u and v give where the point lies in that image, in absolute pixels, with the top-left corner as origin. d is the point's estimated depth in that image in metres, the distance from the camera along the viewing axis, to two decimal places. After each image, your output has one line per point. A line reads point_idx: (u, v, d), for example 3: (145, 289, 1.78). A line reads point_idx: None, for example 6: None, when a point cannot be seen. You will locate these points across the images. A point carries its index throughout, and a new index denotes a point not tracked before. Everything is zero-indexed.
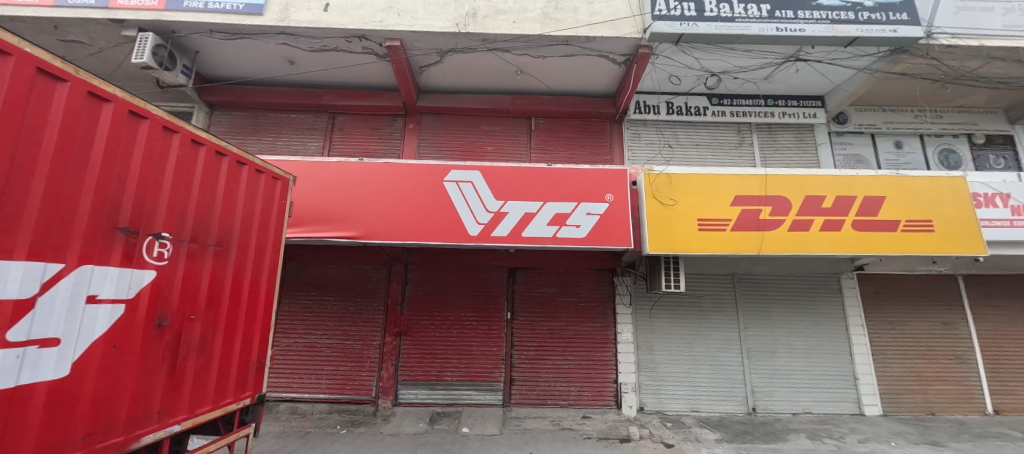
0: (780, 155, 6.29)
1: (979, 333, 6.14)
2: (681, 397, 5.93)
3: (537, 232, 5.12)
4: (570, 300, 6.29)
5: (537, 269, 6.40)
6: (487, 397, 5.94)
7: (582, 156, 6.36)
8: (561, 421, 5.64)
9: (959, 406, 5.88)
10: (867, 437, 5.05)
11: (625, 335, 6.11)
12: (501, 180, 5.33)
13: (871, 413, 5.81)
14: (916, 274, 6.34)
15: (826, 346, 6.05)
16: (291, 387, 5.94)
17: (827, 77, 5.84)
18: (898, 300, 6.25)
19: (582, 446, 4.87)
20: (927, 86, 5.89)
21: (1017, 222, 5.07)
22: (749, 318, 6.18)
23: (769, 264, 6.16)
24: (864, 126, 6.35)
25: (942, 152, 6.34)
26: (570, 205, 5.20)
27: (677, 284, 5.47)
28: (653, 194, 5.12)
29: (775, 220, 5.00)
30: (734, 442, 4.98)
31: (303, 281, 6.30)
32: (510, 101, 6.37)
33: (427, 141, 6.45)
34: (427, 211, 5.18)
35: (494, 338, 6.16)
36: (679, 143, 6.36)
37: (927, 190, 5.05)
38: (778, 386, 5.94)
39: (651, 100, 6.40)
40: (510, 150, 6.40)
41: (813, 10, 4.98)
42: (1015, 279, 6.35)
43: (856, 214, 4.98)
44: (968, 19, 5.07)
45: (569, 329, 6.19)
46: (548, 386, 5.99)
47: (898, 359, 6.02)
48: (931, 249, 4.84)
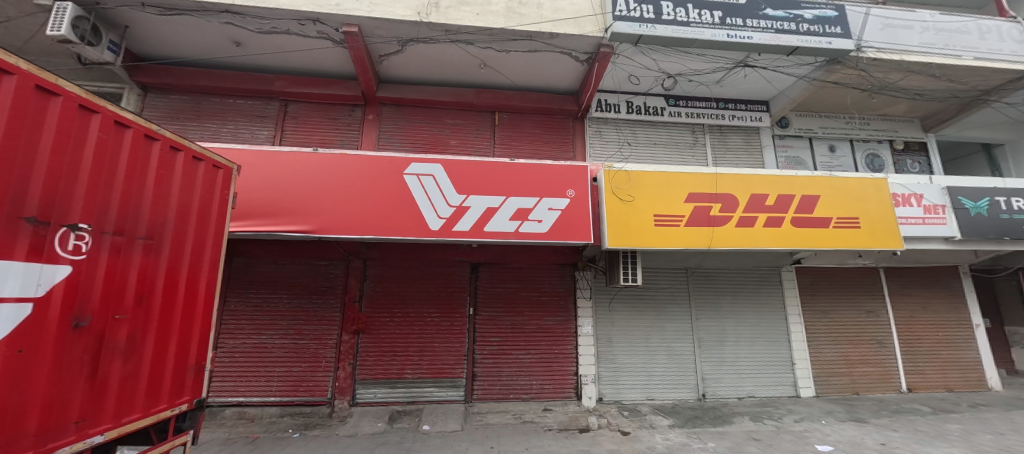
0: (731, 156, 6.64)
1: (897, 320, 6.83)
2: (638, 386, 6.16)
3: (500, 227, 5.11)
4: (532, 295, 6.35)
5: (501, 264, 6.39)
6: (448, 394, 5.90)
7: (545, 151, 6.41)
8: (522, 414, 5.68)
9: (879, 386, 6.52)
10: (802, 417, 5.47)
11: (585, 328, 6.25)
12: (464, 175, 5.26)
13: (805, 395, 6.32)
14: (846, 266, 6.91)
15: (768, 335, 6.50)
16: (238, 391, 5.58)
17: (771, 84, 6.25)
18: (830, 291, 6.83)
19: (542, 438, 4.93)
20: (857, 95, 6.43)
21: (928, 220, 5.66)
22: (700, 309, 6.52)
23: (720, 259, 6.51)
24: (803, 131, 6.86)
25: (868, 156, 6.97)
26: (532, 200, 5.23)
27: (635, 278, 5.65)
28: (613, 191, 5.26)
29: (724, 216, 5.29)
30: (686, 427, 5.23)
31: (251, 278, 5.91)
32: (474, 95, 6.30)
33: (387, 133, 6.25)
34: (386, 205, 5.02)
35: (457, 335, 6.10)
36: (638, 142, 6.56)
37: (855, 190, 5.52)
38: (725, 373, 6.31)
39: (611, 99, 6.57)
40: (473, 144, 6.33)
41: (759, 19, 5.30)
42: (926, 271, 7.12)
43: (795, 211, 5.37)
44: (891, 35, 5.60)
45: (532, 323, 6.24)
46: (510, 381, 6.03)
47: (829, 345, 6.57)
48: (858, 244, 5.31)
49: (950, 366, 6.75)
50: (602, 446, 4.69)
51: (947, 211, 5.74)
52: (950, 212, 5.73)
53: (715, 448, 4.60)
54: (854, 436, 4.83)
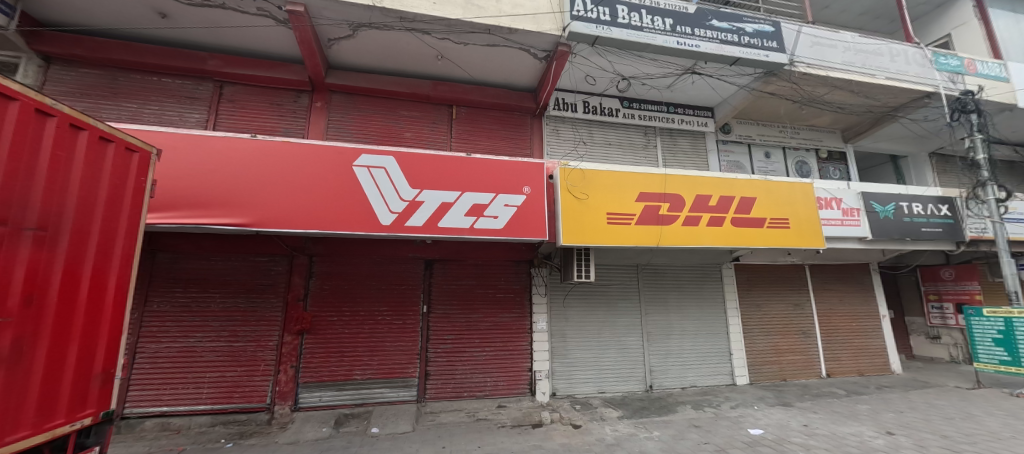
0: (679, 158, 6.97)
1: (819, 312, 7.54)
2: (590, 380, 6.32)
3: (454, 223, 5.01)
4: (488, 292, 6.30)
5: (456, 261, 6.29)
6: (400, 394, 5.72)
7: (503, 148, 6.38)
8: (476, 412, 5.61)
9: (803, 372, 7.16)
10: (738, 403, 5.87)
11: (540, 324, 6.32)
12: (418, 169, 5.10)
13: (741, 383, 6.80)
14: (777, 264, 7.51)
15: (710, 328, 6.92)
16: (161, 400, 5.06)
17: (716, 92, 6.64)
18: (763, 286, 7.38)
19: (496, 435, 4.90)
20: (789, 106, 6.99)
21: (845, 221, 6.27)
22: (649, 304, 6.80)
23: (668, 256, 6.82)
24: (743, 137, 7.35)
25: (798, 162, 7.60)
26: (488, 196, 5.18)
27: (588, 274, 5.78)
28: (568, 189, 5.32)
29: (672, 215, 5.53)
30: (634, 417, 5.43)
31: (178, 275, 5.36)
32: (431, 87, 6.14)
33: (337, 122, 5.92)
34: (333, 198, 4.75)
35: (410, 333, 5.92)
36: (594, 141, 6.70)
37: (786, 193, 6.00)
38: (671, 365, 6.64)
39: (569, 98, 6.66)
40: (429, 137, 6.17)
41: (706, 29, 5.59)
42: (843, 268, 7.91)
43: (734, 211, 5.73)
44: (819, 53, 6.13)
45: (486, 320, 6.20)
46: (465, 379, 5.96)
47: (762, 336, 7.12)
48: (788, 242, 5.77)
49: (861, 353, 7.55)
50: (554, 440, 4.74)
51: (861, 214, 6.38)
52: (864, 215, 6.39)
53: (660, 436, 4.81)
54: (781, 419, 5.25)
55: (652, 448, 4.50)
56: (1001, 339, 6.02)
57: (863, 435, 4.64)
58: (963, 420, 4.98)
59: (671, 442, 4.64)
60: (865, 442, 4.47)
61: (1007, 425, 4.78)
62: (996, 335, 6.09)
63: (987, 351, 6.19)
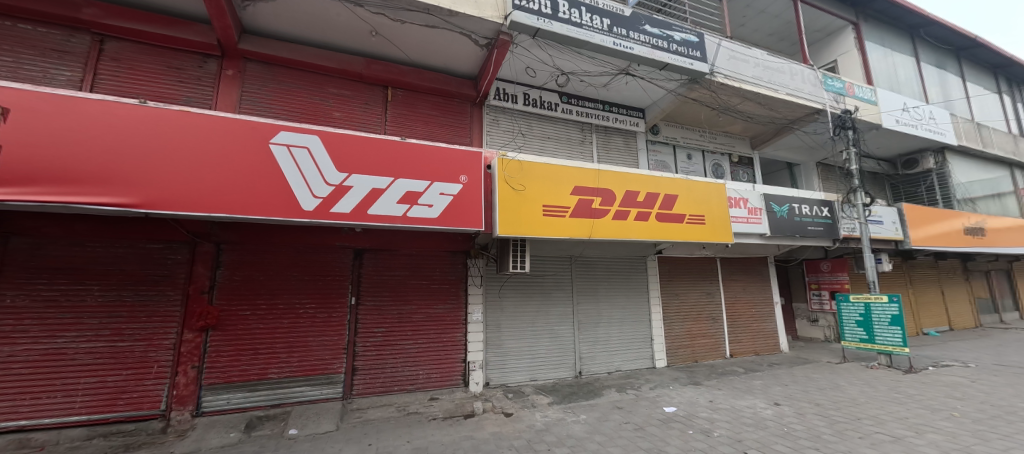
0: (613, 156, 7.29)
1: (727, 300, 8.43)
2: (522, 369, 6.46)
3: (386, 211, 4.75)
4: (422, 283, 6.13)
5: (388, 250, 6.01)
6: (323, 392, 5.37)
7: (441, 135, 6.19)
8: (406, 406, 5.43)
9: (711, 354, 7.98)
10: (656, 384, 6.37)
11: (475, 315, 6.29)
12: (347, 151, 4.75)
13: (660, 365, 7.40)
14: (694, 257, 8.24)
15: (635, 316, 7.41)
16: (16, 414, 4.17)
17: (647, 94, 7.05)
18: (682, 277, 8.07)
19: (426, 428, 4.78)
20: (709, 113, 7.64)
21: (749, 219, 7.03)
22: (581, 295, 7.09)
23: (599, 248, 7.15)
24: (669, 139, 7.91)
25: (715, 165, 8.37)
26: (423, 184, 4.99)
27: (523, 265, 5.84)
28: (505, 180, 5.30)
29: (603, 209, 5.78)
30: (563, 403, 5.64)
31: (40, 264, 4.45)
32: (364, 65, 5.75)
33: (252, 94, 5.30)
34: (244, 178, 4.25)
35: (336, 327, 5.57)
36: (533, 134, 6.75)
37: (703, 192, 6.57)
38: (599, 351, 7.01)
39: (509, 88, 6.63)
40: (360, 119, 5.78)
41: (641, 33, 5.88)
42: (748, 261, 8.90)
43: (659, 207, 6.15)
44: (735, 66, 6.77)
45: (420, 312, 6.04)
46: (395, 372, 5.76)
47: (679, 322, 7.80)
48: (703, 236, 6.34)
49: (758, 335, 8.60)
50: (485, 430, 4.75)
51: (763, 213, 7.20)
52: (765, 214, 7.21)
53: (586, 419, 5.05)
54: (692, 396, 5.80)
55: (579, 430, 4.71)
56: (862, 321, 7.21)
57: (756, 407, 5.29)
58: (832, 390, 5.89)
59: (596, 424, 4.89)
60: (757, 413, 5.09)
61: (863, 392, 5.74)
62: (858, 317, 7.28)
63: (852, 331, 7.37)
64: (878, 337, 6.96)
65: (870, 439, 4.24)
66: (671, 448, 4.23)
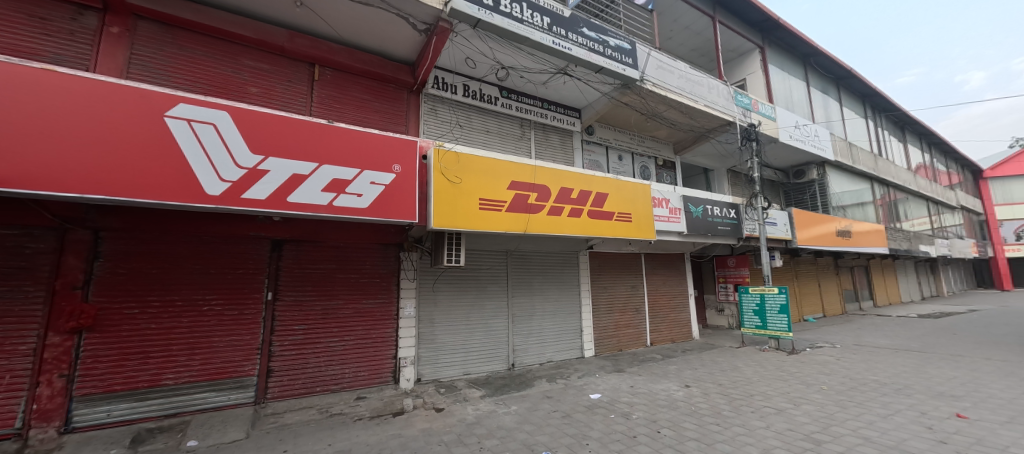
0: (550, 153, 7.47)
1: (649, 293, 9.12)
2: (456, 363, 6.42)
3: (308, 199, 4.38)
4: (349, 276, 5.80)
5: (312, 242, 5.59)
6: (230, 397, 4.86)
7: (374, 121, 5.86)
8: (329, 407, 5.10)
9: (634, 342, 8.59)
10: (584, 373, 6.70)
11: (407, 310, 6.12)
12: (263, 131, 4.29)
13: (588, 355, 7.81)
14: (622, 252, 8.78)
15: (566, 308, 7.72)
16: None
17: (583, 95, 7.33)
18: (611, 271, 8.56)
19: (350, 429, 4.53)
20: (639, 118, 8.15)
21: (670, 218, 7.64)
22: (516, 288, 7.21)
23: (534, 243, 7.32)
24: (603, 140, 8.31)
25: (642, 168, 8.97)
26: (352, 171, 4.69)
27: (458, 258, 5.77)
28: (441, 171, 5.18)
29: (538, 205, 5.92)
30: (495, 395, 5.70)
31: None
32: (286, 38, 5.24)
33: (146, 58, 4.57)
34: (131, 154, 3.64)
35: (248, 325, 5.06)
36: (471, 126, 6.67)
37: (631, 192, 7.01)
38: (531, 343, 7.21)
39: (448, 78, 6.48)
40: (281, 97, 5.28)
41: (579, 35, 6.09)
42: (669, 257, 9.69)
43: (591, 205, 6.44)
44: (662, 75, 7.31)
45: (347, 307, 5.72)
46: (318, 372, 5.40)
47: (606, 314, 8.28)
48: (630, 233, 6.79)
49: (675, 324, 9.44)
50: (415, 427, 4.63)
51: (682, 213, 7.87)
52: (683, 214, 7.90)
53: (517, 410, 5.16)
54: (615, 383, 6.19)
55: (509, 421, 4.79)
56: (758, 309, 8.22)
57: (670, 390, 5.80)
58: (732, 371, 6.65)
59: (526, 414, 5.01)
60: (671, 395, 5.58)
61: (756, 372, 6.56)
62: (755, 306, 8.29)
63: (750, 319, 8.37)
64: (769, 324, 7.99)
65: (760, 412, 4.85)
66: (594, 432, 4.46)
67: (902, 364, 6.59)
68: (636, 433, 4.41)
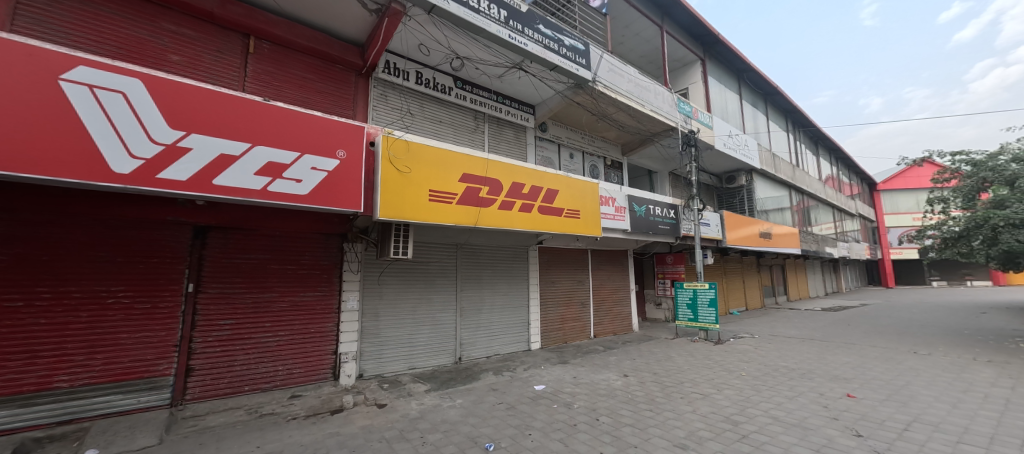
0: (504, 147, 7.48)
1: (595, 288, 9.51)
2: (401, 357, 6.28)
3: (239, 182, 4.01)
4: (285, 268, 5.43)
5: (243, 230, 5.16)
6: (140, 400, 4.36)
7: (317, 102, 5.49)
8: (259, 407, 4.75)
9: (579, 334, 8.93)
10: (530, 365, 6.85)
11: (350, 303, 5.87)
12: (185, 105, 3.85)
13: (534, 347, 8.01)
14: (570, 248, 9.05)
15: (515, 302, 7.84)
16: None
17: (538, 91, 7.42)
18: (559, 266, 8.81)
19: (282, 429, 4.24)
20: (591, 118, 8.41)
21: (616, 216, 8.00)
22: (465, 282, 7.18)
23: (484, 237, 7.32)
24: (555, 138, 8.48)
25: (592, 167, 9.29)
26: (290, 155, 4.37)
27: (405, 251, 5.62)
28: (389, 159, 4.97)
29: (490, 199, 5.92)
30: (440, 389, 5.65)
31: None
32: (216, 3, 4.74)
33: (36, 9, 3.90)
34: (14, 119, 3.09)
35: (163, 320, 4.56)
36: (423, 115, 6.49)
37: (581, 190, 7.25)
38: (479, 337, 7.24)
39: (400, 63, 6.25)
40: (208, 69, 4.77)
41: (535, 32, 6.14)
42: (614, 254, 10.16)
43: (541, 201, 6.57)
44: (613, 78, 7.60)
45: (281, 300, 5.35)
46: (246, 370, 5.03)
47: (553, 307, 8.52)
48: (577, 229, 7.03)
49: (617, 317, 9.94)
50: (355, 424, 4.46)
51: (627, 212, 8.27)
52: (628, 213, 8.30)
53: (462, 403, 5.16)
54: (559, 374, 6.40)
55: (454, 415, 4.77)
56: (690, 303, 8.88)
57: (610, 379, 6.11)
58: (665, 360, 7.14)
59: (471, 407, 5.02)
60: (610, 384, 5.88)
61: (686, 361, 7.10)
62: (688, 300, 8.95)
63: (683, 312, 9.02)
64: (700, 316, 8.66)
65: (688, 398, 5.26)
66: (537, 422, 4.58)
67: (807, 352, 7.48)
68: (577, 422, 4.59)
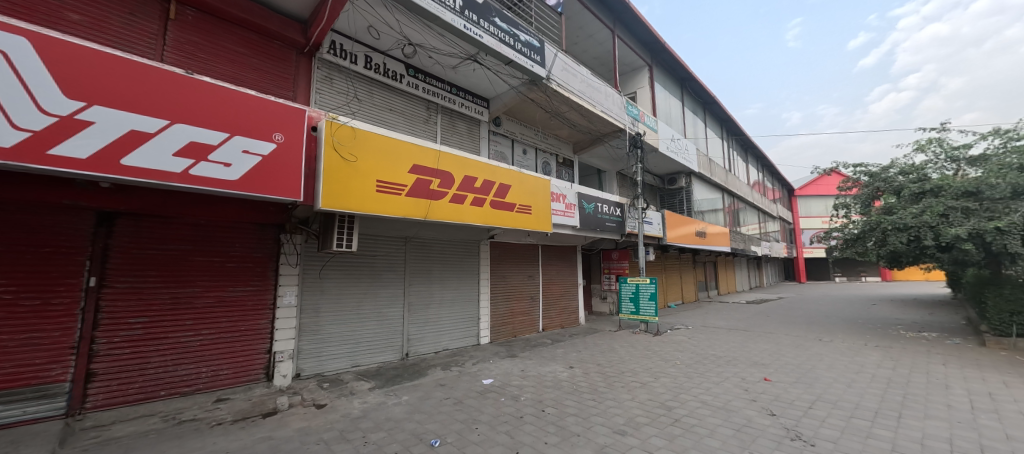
0: (457, 140, 7.37)
1: (544, 282, 9.73)
2: (342, 355, 6.01)
3: (154, 163, 3.55)
4: (211, 260, 4.94)
5: (159, 217, 4.60)
6: (26, 411, 3.75)
7: (250, 79, 5.02)
8: (178, 413, 4.29)
9: (527, 328, 9.09)
10: (478, 360, 6.86)
11: (286, 298, 5.49)
12: (85, 72, 3.33)
13: (483, 342, 8.04)
14: (521, 243, 9.15)
15: (465, 297, 7.81)
16: None
17: (492, 85, 7.39)
18: (510, 261, 8.90)
19: (204, 436, 3.86)
20: (544, 115, 8.54)
21: (566, 213, 8.21)
22: (413, 277, 7.01)
23: (435, 231, 7.19)
24: (509, 133, 8.51)
25: (544, 164, 9.45)
26: (218, 136, 3.97)
27: (350, 243, 5.36)
28: (333, 146, 4.67)
29: (441, 191, 5.81)
30: (385, 386, 5.49)
31: None
32: None
33: None
34: None
35: (57, 319, 3.96)
36: (371, 102, 6.20)
37: (533, 186, 7.37)
38: (427, 332, 7.12)
39: (347, 45, 5.91)
40: (117, 33, 4.18)
41: (491, 24, 6.09)
42: (564, 249, 10.45)
43: (493, 195, 6.59)
44: (566, 77, 7.78)
45: (206, 296, 4.87)
46: (162, 373, 4.52)
47: (503, 302, 8.59)
48: (528, 224, 7.17)
49: (565, 311, 10.27)
50: (290, 427, 4.18)
51: (576, 209, 8.53)
52: (578, 211, 8.57)
53: (408, 400, 5.04)
54: (507, 367, 6.48)
55: (398, 412, 4.65)
56: (633, 297, 9.38)
57: (556, 371, 6.29)
58: (608, 352, 7.49)
59: (418, 403, 4.93)
60: (556, 376, 6.06)
61: (627, 352, 7.50)
62: (631, 294, 9.45)
63: (626, 305, 9.50)
64: (641, 309, 9.19)
65: (628, 386, 5.56)
66: (484, 416, 4.60)
67: (732, 341, 8.22)
68: (523, 414, 4.67)
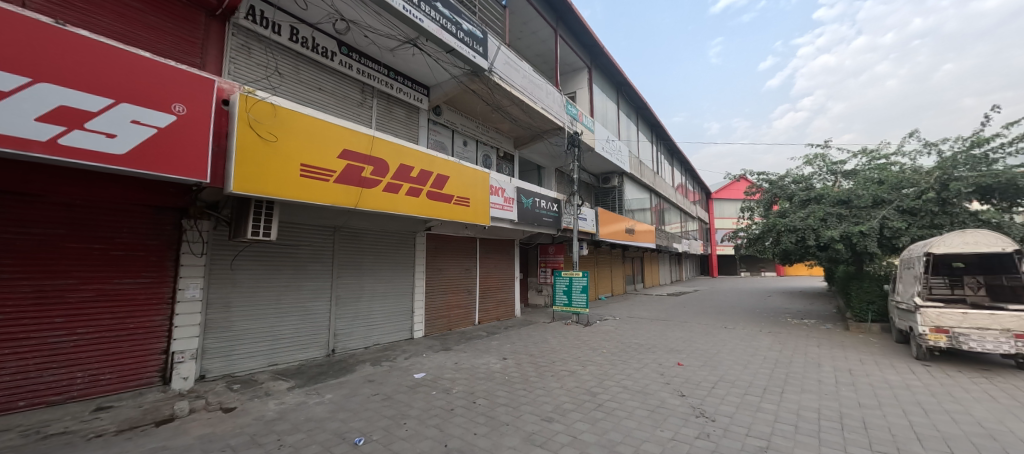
0: (393, 126, 7.07)
1: (482, 276, 9.76)
2: (257, 353, 5.52)
3: (8, 128, 2.91)
4: (89, 247, 4.21)
5: (17, 194, 3.80)
6: None
7: (144, 39, 4.32)
8: (43, 427, 3.63)
9: (463, 321, 9.07)
10: (411, 354, 6.70)
11: (189, 292, 4.87)
12: None
13: (417, 336, 7.87)
14: (459, 236, 9.06)
15: (398, 290, 7.57)
16: None
17: (433, 72, 7.19)
18: (446, 254, 8.79)
19: (77, 451, 3.30)
20: (486, 107, 8.52)
21: (504, 206, 8.28)
22: (342, 269, 6.62)
23: (367, 221, 6.85)
24: (449, 123, 8.35)
25: (484, 157, 9.43)
26: (99, 101, 3.36)
27: (268, 231, 4.90)
28: (249, 122, 4.21)
29: (374, 179, 5.54)
30: (306, 385, 5.13)
31: None
32: None
33: None
34: None
35: None
36: (296, 78, 5.70)
37: (472, 179, 7.34)
38: (356, 327, 6.79)
39: (269, 13, 5.38)
40: None
41: (432, 9, 5.88)
42: (502, 243, 10.56)
43: (431, 186, 6.45)
44: (507, 71, 7.81)
45: (82, 290, 4.14)
46: (20, 381, 3.78)
47: (439, 294, 8.46)
48: (466, 217, 7.14)
49: (502, 304, 10.40)
50: (189, 434, 3.74)
51: (516, 204, 8.66)
52: (517, 205, 8.69)
53: (331, 398, 4.77)
54: (440, 361, 6.41)
55: (320, 412, 4.38)
56: (566, 289, 9.77)
57: (489, 363, 6.36)
58: (540, 343, 7.75)
59: (342, 401, 4.69)
60: (488, 368, 6.13)
61: (558, 342, 7.82)
62: (564, 287, 9.85)
63: (560, 297, 9.87)
64: (573, 301, 9.61)
65: (557, 375, 5.80)
66: (413, 410, 4.51)
67: (652, 330, 8.94)
68: (454, 406, 4.66)
